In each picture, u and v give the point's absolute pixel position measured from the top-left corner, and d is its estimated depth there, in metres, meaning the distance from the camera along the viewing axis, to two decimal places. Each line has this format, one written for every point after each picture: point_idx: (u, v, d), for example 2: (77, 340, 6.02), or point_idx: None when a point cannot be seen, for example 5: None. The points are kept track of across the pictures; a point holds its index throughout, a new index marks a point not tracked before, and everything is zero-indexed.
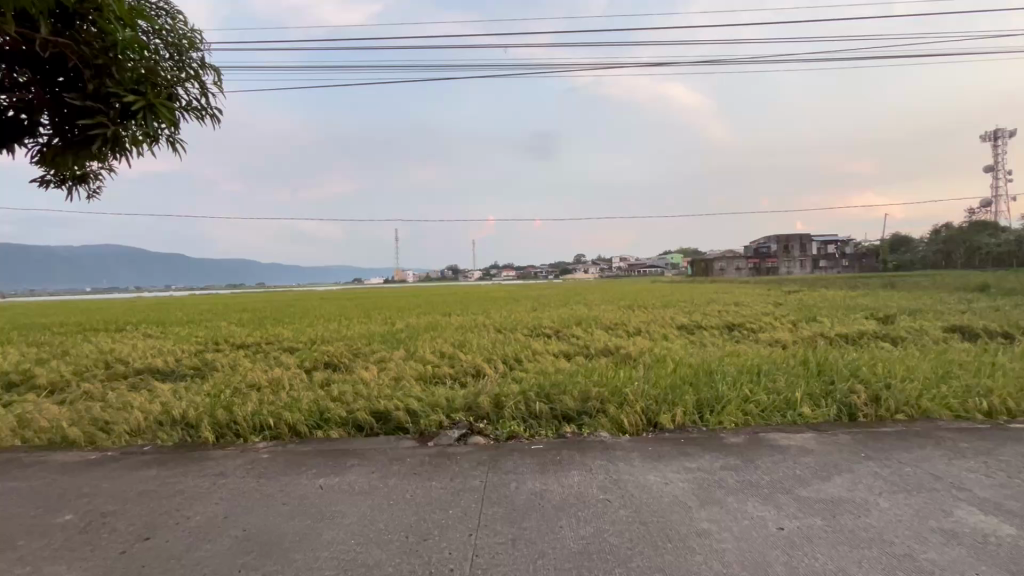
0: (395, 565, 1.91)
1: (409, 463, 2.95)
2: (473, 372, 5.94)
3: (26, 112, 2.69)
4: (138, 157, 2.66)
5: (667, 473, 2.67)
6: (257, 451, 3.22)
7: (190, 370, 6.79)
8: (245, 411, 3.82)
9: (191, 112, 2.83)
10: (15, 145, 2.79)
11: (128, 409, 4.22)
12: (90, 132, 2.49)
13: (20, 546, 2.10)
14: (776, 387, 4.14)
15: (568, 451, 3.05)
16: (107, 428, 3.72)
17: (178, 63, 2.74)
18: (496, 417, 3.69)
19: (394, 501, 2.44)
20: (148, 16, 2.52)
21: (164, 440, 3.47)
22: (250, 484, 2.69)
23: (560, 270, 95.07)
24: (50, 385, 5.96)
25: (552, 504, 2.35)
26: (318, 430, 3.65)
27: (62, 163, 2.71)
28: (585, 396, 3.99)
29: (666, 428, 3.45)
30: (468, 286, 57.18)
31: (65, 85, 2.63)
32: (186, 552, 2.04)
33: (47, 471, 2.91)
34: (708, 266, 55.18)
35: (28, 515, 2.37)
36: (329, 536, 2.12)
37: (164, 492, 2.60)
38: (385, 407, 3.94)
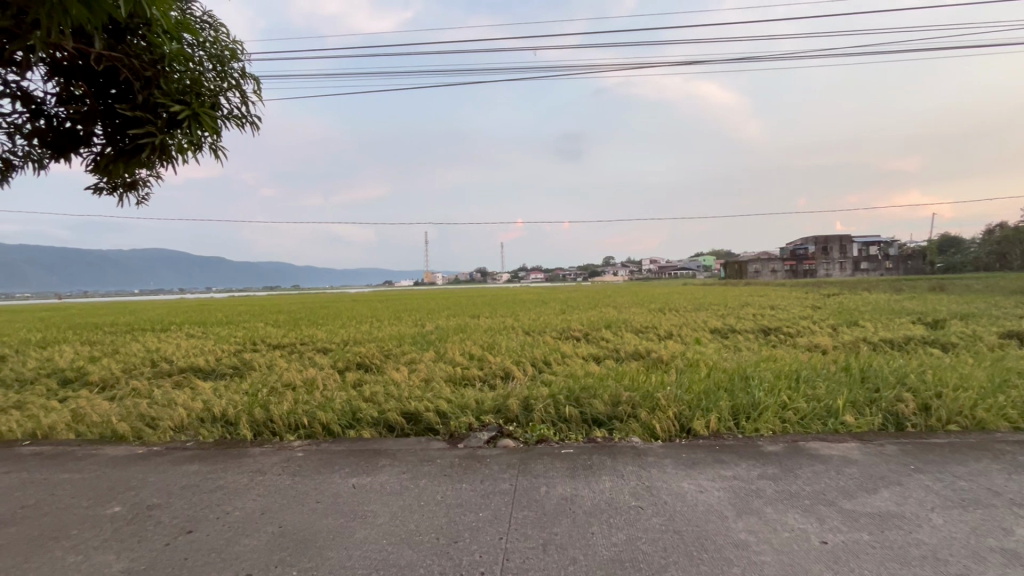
0: (426, 567, 1.92)
1: (440, 464, 2.96)
2: (503, 374, 5.94)
3: (81, 124, 2.83)
4: (182, 164, 2.78)
5: (702, 481, 2.60)
6: (293, 449, 3.30)
7: (229, 369, 7.05)
8: (280, 410, 3.93)
9: (232, 120, 2.94)
10: (71, 155, 2.94)
11: (172, 407, 4.40)
12: (140, 141, 2.61)
13: (73, 535, 2.21)
14: (816, 394, 3.98)
15: (599, 456, 3.00)
16: (153, 424, 3.90)
17: (221, 73, 2.85)
18: (526, 420, 3.69)
19: (425, 502, 2.46)
20: (193, 30, 2.63)
21: (205, 437, 3.60)
22: (285, 481, 2.75)
23: (588, 273, 94.33)
24: (101, 382, 6.28)
25: (583, 510, 2.31)
26: (351, 429, 3.72)
27: (113, 171, 2.85)
28: (616, 401, 3.94)
29: (700, 434, 3.36)
30: (496, 288, 57.48)
31: (116, 97, 2.76)
32: (225, 545, 2.09)
33: (98, 464, 3.05)
34: (742, 269, 53.72)
35: (80, 506, 2.49)
36: (361, 536, 2.15)
37: (205, 487, 2.69)
38: (415, 408, 3.99)
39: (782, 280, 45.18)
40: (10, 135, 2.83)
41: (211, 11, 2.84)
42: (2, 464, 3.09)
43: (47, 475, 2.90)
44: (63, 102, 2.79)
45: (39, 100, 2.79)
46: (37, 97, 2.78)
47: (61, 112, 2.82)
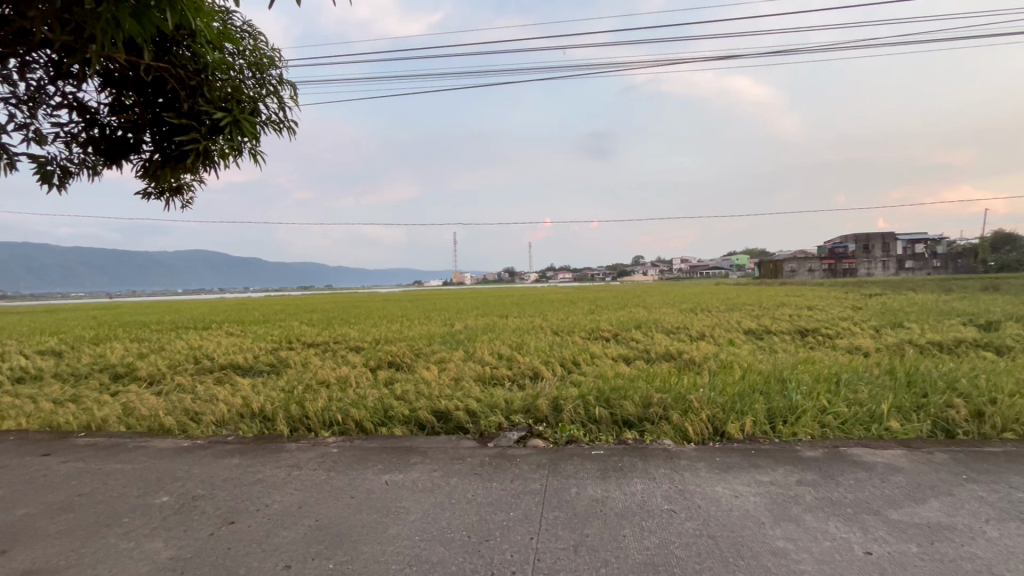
0: (458, 564, 1.94)
1: (470, 463, 2.99)
2: (532, 374, 5.94)
3: (131, 131, 2.97)
4: (224, 169, 2.89)
5: (737, 486, 2.54)
6: (328, 445, 3.39)
7: (267, 367, 7.29)
8: (315, 407, 4.04)
9: (271, 126, 3.02)
10: (122, 162, 3.09)
11: (213, 402, 4.57)
12: (186, 147, 2.72)
13: (124, 522, 2.33)
14: (858, 398, 3.83)
15: (630, 458, 2.97)
16: (196, 419, 4.07)
17: (260, 80, 2.94)
18: (555, 420, 3.69)
19: (456, 499, 2.48)
20: (234, 39, 2.72)
21: (245, 432, 3.73)
22: (320, 477, 2.83)
23: (617, 272, 93.26)
24: (149, 377, 6.59)
25: (614, 512, 2.29)
26: (383, 427, 3.79)
27: (161, 176, 2.98)
28: (647, 402, 3.89)
29: (735, 438, 3.28)
30: (523, 288, 57.55)
31: (164, 105, 2.88)
32: (265, 537, 2.16)
33: (146, 455, 3.20)
34: (777, 268, 52.10)
35: (132, 495, 2.62)
36: (394, 532, 2.18)
37: (245, 480, 2.79)
38: (445, 406, 4.03)
39: (820, 280, 43.58)
40: (66, 143, 3.00)
41: (251, 21, 2.93)
42: (60, 453, 3.28)
43: (101, 465, 3.06)
44: (115, 112, 2.94)
45: (93, 110, 2.94)
46: (91, 107, 2.94)
47: (113, 122, 2.96)
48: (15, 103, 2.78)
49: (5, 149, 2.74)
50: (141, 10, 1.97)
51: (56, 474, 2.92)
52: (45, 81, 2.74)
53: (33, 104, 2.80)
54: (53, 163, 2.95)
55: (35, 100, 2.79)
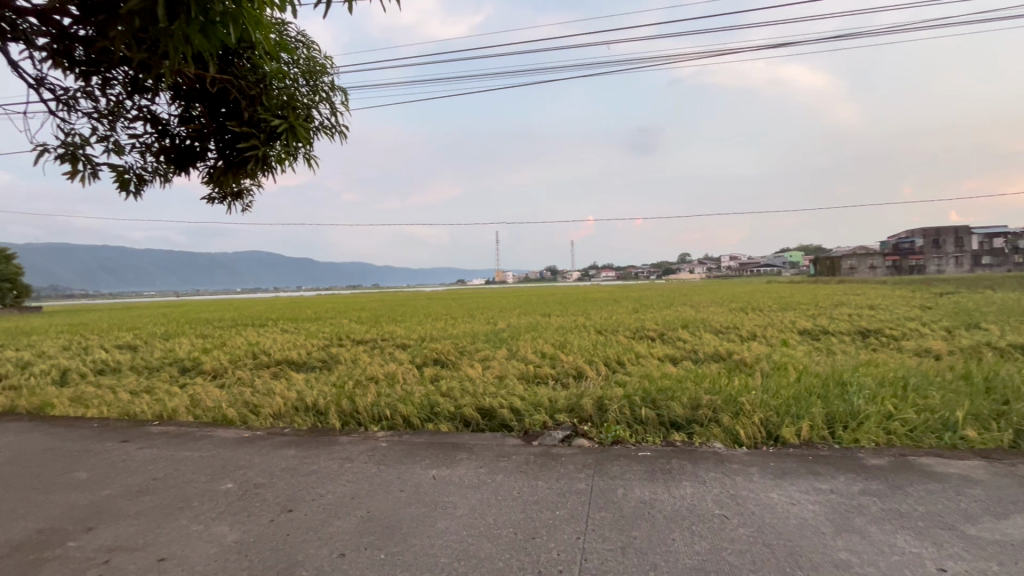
0: (505, 560, 1.95)
1: (515, 460, 3.00)
2: (576, 373, 5.90)
3: (197, 140, 3.16)
4: (281, 174, 3.03)
5: (794, 493, 2.43)
6: (378, 439, 3.50)
7: (319, 362, 7.60)
8: (365, 402, 4.18)
9: (323, 131, 3.14)
10: (190, 169, 3.29)
11: (271, 396, 4.81)
12: (247, 153, 2.87)
13: (195, 506, 2.49)
14: (929, 404, 3.58)
15: (679, 460, 2.91)
16: (255, 411, 4.30)
17: (313, 88, 3.06)
18: (600, 420, 3.65)
19: (502, 496, 2.51)
20: (289, 49, 2.85)
21: (300, 424, 3.91)
22: (371, 470, 2.92)
23: (662, 270, 91.05)
24: (212, 371, 7.02)
25: (663, 515, 2.25)
26: (429, 423, 3.88)
27: (224, 181, 3.15)
28: (695, 404, 3.78)
29: (790, 442, 3.14)
30: (565, 287, 57.21)
31: (226, 115, 3.04)
32: (321, 526, 2.26)
33: (212, 444, 3.41)
34: (835, 266, 49.34)
35: (200, 481, 2.80)
36: (442, 526, 2.23)
37: (301, 471, 2.92)
38: (490, 404, 4.07)
39: (883, 278, 40.88)
40: (141, 153, 3.22)
41: (305, 31, 3.06)
42: (137, 440, 3.54)
43: (173, 452, 3.29)
44: (184, 123, 3.14)
45: (165, 122, 3.16)
46: (162, 118, 3.15)
47: (182, 132, 3.16)
48: (97, 116, 3.01)
49: (89, 159, 2.98)
50: (208, 25, 2.09)
51: (134, 459, 3.17)
52: (123, 96, 2.96)
53: (113, 117, 3.04)
54: (130, 171, 3.19)
55: (115, 114, 3.02)
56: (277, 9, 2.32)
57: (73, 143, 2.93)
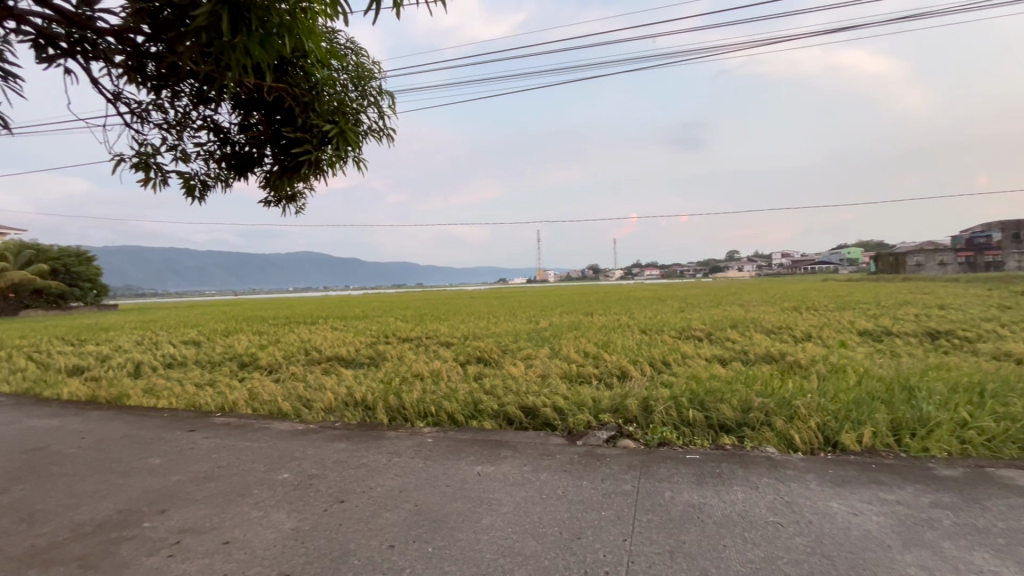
0: (551, 559, 1.95)
1: (559, 459, 3.00)
2: (619, 373, 5.81)
3: (255, 147, 3.33)
4: (332, 177, 3.15)
5: (855, 503, 2.30)
6: (424, 435, 3.57)
7: (366, 359, 7.83)
8: (411, 399, 4.29)
9: (372, 134, 3.23)
10: (249, 174, 3.47)
11: (322, 391, 5.00)
12: (301, 158, 3.00)
13: (255, 493, 2.63)
14: (1011, 412, 3.29)
15: (729, 464, 2.81)
16: (308, 405, 4.49)
17: (362, 93, 3.16)
18: (645, 421, 3.58)
19: (547, 495, 2.51)
20: (340, 56, 2.95)
21: (350, 418, 4.06)
22: (418, 464, 2.99)
23: (709, 268, 88.26)
24: (268, 366, 7.37)
25: (713, 520, 2.18)
26: (473, 420, 3.93)
27: (279, 185, 3.30)
28: (746, 407, 3.65)
29: (851, 449, 2.97)
30: (607, 286, 56.39)
31: (281, 122, 3.19)
32: (371, 517, 2.33)
33: (269, 436, 3.59)
34: (900, 263, 46.21)
35: (259, 470, 2.95)
36: (488, 522, 2.25)
37: (352, 463, 3.03)
38: (533, 403, 4.07)
39: (954, 275, 37.92)
40: (205, 160, 3.43)
41: (354, 38, 3.15)
42: (202, 430, 3.78)
43: (234, 442, 3.49)
44: (243, 130, 3.31)
45: (226, 131, 3.34)
46: (224, 127, 3.33)
47: (241, 139, 3.34)
48: (166, 127, 3.23)
49: (159, 167, 3.20)
50: (267, 36, 2.19)
51: (200, 447, 3.38)
52: (189, 107, 3.16)
53: (180, 128, 3.24)
54: (195, 177, 3.40)
55: (181, 124, 3.22)
56: (329, 18, 2.41)
57: (146, 152, 3.15)
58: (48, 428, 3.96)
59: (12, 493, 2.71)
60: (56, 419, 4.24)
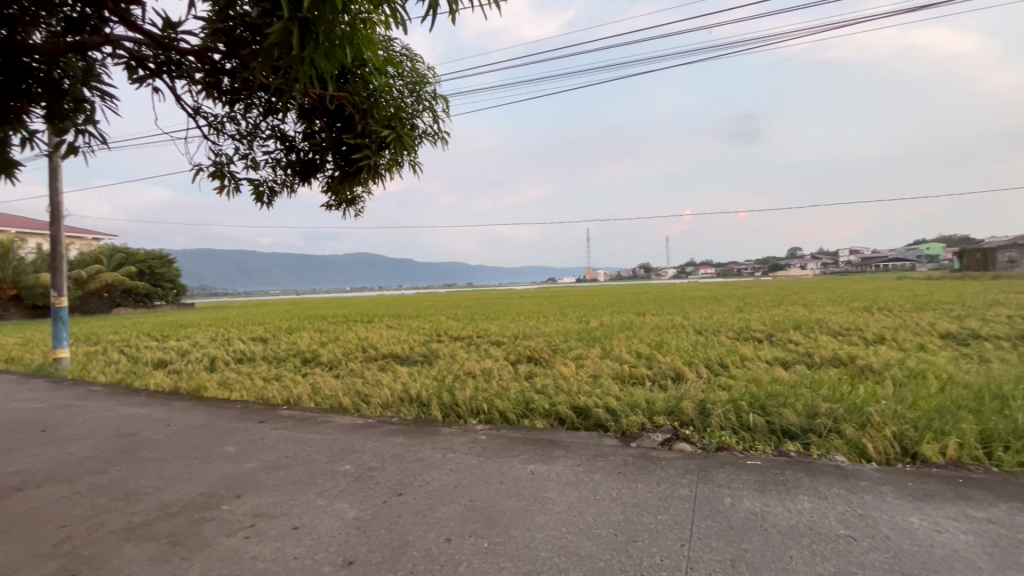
0: (606, 560, 1.94)
1: (613, 461, 2.96)
2: (674, 375, 5.66)
3: (318, 153, 3.50)
4: (389, 180, 3.27)
5: (939, 519, 2.13)
6: (477, 432, 3.64)
7: (420, 357, 8.05)
8: (464, 396, 4.37)
9: (427, 137, 3.32)
10: (312, 179, 3.66)
11: (379, 387, 5.19)
12: (361, 163, 3.13)
13: (319, 483, 2.78)
14: None
15: (794, 471, 2.68)
16: (366, 400, 4.68)
17: (417, 98, 3.26)
18: (702, 424, 3.47)
19: (601, 496, 2.48)
20: (396, 63, 3.05)
21: (406, 414, 4.19)
22: (471, 461, 3.05)
23: (769, 266, 84.00)
24: (329, 362, 7.73)
25: (777, 530, 2.09)
26: (525, 419, 3.95)
27: (340, 189, 3.45)
28: (812, 412, 3.46)
29: (932, 462, 2.75)
30: (659, 286, 54.95)
31: (342, 128, 3.34)
32: (428, 510, 2.40)
33: (332, 429, 3.77)
34: (989, 259, 42.12)
35: (323, 461, 3.11)
36: (542, 520, 2.26)
37: (409, 458, 3.13)
38: (585, 403, 4.05)
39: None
40: (273, 167, 3.64)
41: (409, 45, 3.25)
42: (271, 421, 4.02)
43: (300, 433, 3.69)
44: (307, 138, 3.49)
45: (291, 139, 3.53)
46: (289, 135, 3.53)
47: (305, 146, 3.52)
48: (239, 137, 3.46)
49: (232, 175, 3.44)
50: (331, 49, 2.29)
51: (270, 438, 3.60)
52: (259, 118, 3.37)
53: (250, 138, 3.47)
54: (264, 184, 3.62)
55: (252, 135, 3.44)
56: (387, 27, 2.50)
57: (221, 162, 3.40)
58: (139, 415, 4.36)
59: (110, 473, 3.00)
60: (145, 407, 4.65)
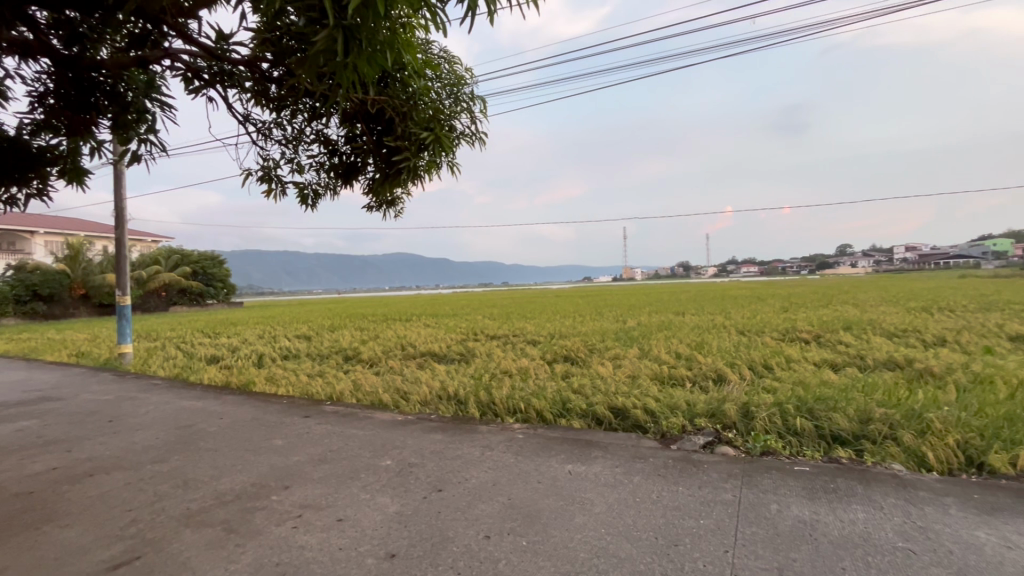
0: (647, 563, 1.91)
1: (653, 463, 2.91)
2: (715, 376, 5.51)
3: (359, 157, 3.60)
4: (428, 181, 3.32)
5: (1010, 535, 1.99)
6: (514, 430, 3.66)
7: (457, 355, 8.15)
8: (501, 395, 4.40)
9: (464, 138, 3.35)
10: (354, 181, 3.76)
11: (418, 384, 5.29)
12: (401, 165, 3.20)
13: (362, 477, 2.86)
14: None
15: (845, 479, 2.57)
16: (405, 397, 4.78)
17: (455, 99, 3.29)
18: (745, 428, 3.37)
19: (641, 498, 2.45)
20: (434, 66, 3.10)
21: (444, 411, 4.26)
22: (509, 459, 3.06)
23: (816, 264, 80.43)
24: (369, 360, 7.93)
25: (828, 539, 2.00)
26: (562, 418, 3.94)
27: (380, 191, 3.53)
28: (865, 417, 3.30)
29: (1001, 473, 2.57)
30: (698, 284, 53.56)
31: (382, 131, 3.41)
32: (467, 507, 2.43)
33: (373, 425, 3.87)
34: None
35: (366, 456, 3.20)
36: (581, 521, 2.25)
37: (448, 454, 3.17)
38: (622, 403, 4.00)
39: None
40: (317, 171, 3.77)
41: (446, 47, 3.29)
42: (315, 416, 4.17)
43: (343, 428, 3.81)
44: (349, 142, 3.59)
45: (334, 143, 3.65)
46: (332, 139, 3.64)
47: (347, 150, 3.63)
48: (285, 142, 3.60)
49: (279, 179, 3.58)
50: (373, 54, 2.34)
51: (315, 432, 3.73)
52: (304, 124, 3.49)
53: (296, 143, 3.60)
54: (309, 187, 3.75)
55: (297, 139, 3.57)
56: (426, 31, 2.54)
57: (269, 166, 3.55)
58: (194, 408, 4.60)
59: (170, 462, 3.18)
60: (200, 401, 4.90)
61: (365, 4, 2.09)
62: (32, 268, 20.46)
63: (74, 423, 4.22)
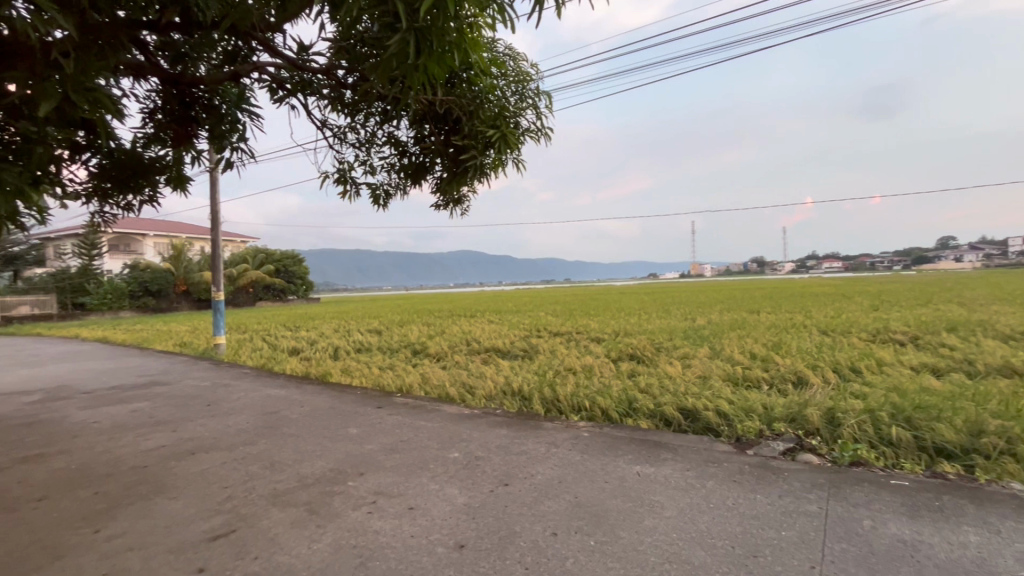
0: (723, 573, 1.82)
1: (727, 468, 2.77)
2: (795, 379, 5.16)
3: (428, 157, 3.69)
4: (494, 178, 3.35)
5: None
6: (579, 428, 3.62)
7: (521, 351, 8.20)
8: (565, 392, 4.37)
9: (530, 134, 3.36)
10: (422, 181, 3.87)
11: (483, 379, 5.39)
12: (468, 163, 3.25)
13: (431, 468, 2.94)
14: None
15: (952, 497, 2.31)
16: (471, 391, 4.87)
17: (520, 95, 3.30)
18: (831, 435, 3.12)
19: (715, 504, 2.33)
20: (500, 64, 3.12)
21: (509, 406, 4.30)
22: (575, 457, 3.04)
23: (912, 259, 73.06)
24: (436, 354, 8.16)
25: (932, 563, 1.81)
26: (628, 418, 3.85)
27: (448, 189, 3.61)
28: (976, 429, 2.94)
29: None
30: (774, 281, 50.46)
31: (449, 131, 3.48)
32: (534, 503, 2.43)
33: (440, 418, 3.98)
34: None
35: (434, 447, 3.29)
36: (651, 524, 2.19)
37: (513, 450, 3.20)
38: (693, 404, 3.83)
39: None
40: (388, 172, 3.93)
41: (512, 44, 3.30)
42: (386, 407, 4.35)
43: (412, 420, 3.94)
44: (418, 143, 3.69)
45: (404, 144, 3.77)
46: (402, 141, 3.77)
47: (416, 150, 3.74)
48: (358, 145, 3.77)
49: (354, 180, 3.76)
50: (442, 55, 2.38)
51: (387, 422, 3.90)
52: (376, 127, 3.64)
53: (369, 145, 3.76)
54: (380, 188, 3.91)
55: (370, 142, 3.73)
56: (492, 28, 2.56)
57: (344, 168, 3.74)
58: (279, 396, 4.96)
59: (259, 445, 3.45)
60: (284, 389, 5.28)
61: (436, 5, 2.13)
62: (144, 267, 22.97)
63: (178, 405, 4.69)
